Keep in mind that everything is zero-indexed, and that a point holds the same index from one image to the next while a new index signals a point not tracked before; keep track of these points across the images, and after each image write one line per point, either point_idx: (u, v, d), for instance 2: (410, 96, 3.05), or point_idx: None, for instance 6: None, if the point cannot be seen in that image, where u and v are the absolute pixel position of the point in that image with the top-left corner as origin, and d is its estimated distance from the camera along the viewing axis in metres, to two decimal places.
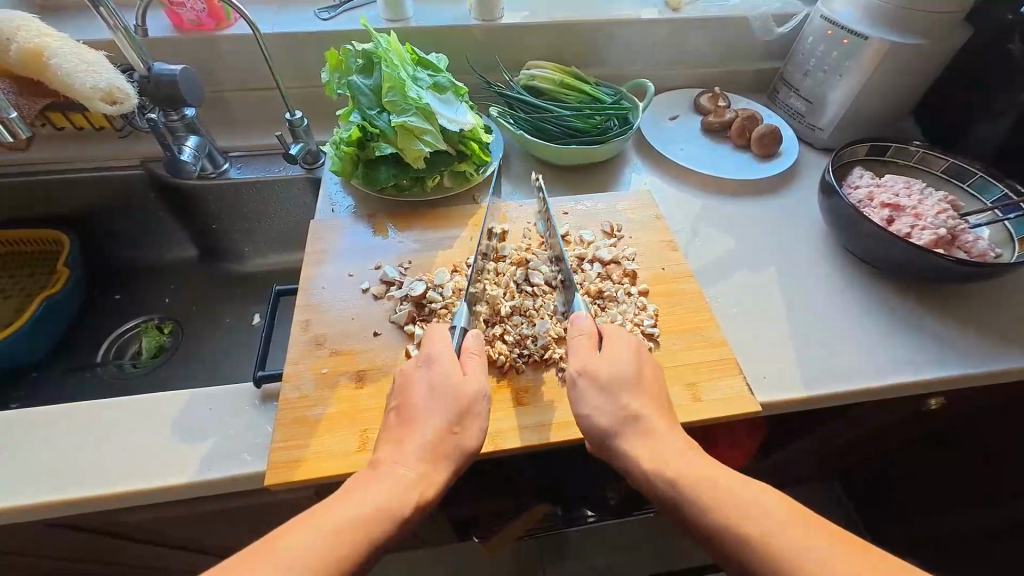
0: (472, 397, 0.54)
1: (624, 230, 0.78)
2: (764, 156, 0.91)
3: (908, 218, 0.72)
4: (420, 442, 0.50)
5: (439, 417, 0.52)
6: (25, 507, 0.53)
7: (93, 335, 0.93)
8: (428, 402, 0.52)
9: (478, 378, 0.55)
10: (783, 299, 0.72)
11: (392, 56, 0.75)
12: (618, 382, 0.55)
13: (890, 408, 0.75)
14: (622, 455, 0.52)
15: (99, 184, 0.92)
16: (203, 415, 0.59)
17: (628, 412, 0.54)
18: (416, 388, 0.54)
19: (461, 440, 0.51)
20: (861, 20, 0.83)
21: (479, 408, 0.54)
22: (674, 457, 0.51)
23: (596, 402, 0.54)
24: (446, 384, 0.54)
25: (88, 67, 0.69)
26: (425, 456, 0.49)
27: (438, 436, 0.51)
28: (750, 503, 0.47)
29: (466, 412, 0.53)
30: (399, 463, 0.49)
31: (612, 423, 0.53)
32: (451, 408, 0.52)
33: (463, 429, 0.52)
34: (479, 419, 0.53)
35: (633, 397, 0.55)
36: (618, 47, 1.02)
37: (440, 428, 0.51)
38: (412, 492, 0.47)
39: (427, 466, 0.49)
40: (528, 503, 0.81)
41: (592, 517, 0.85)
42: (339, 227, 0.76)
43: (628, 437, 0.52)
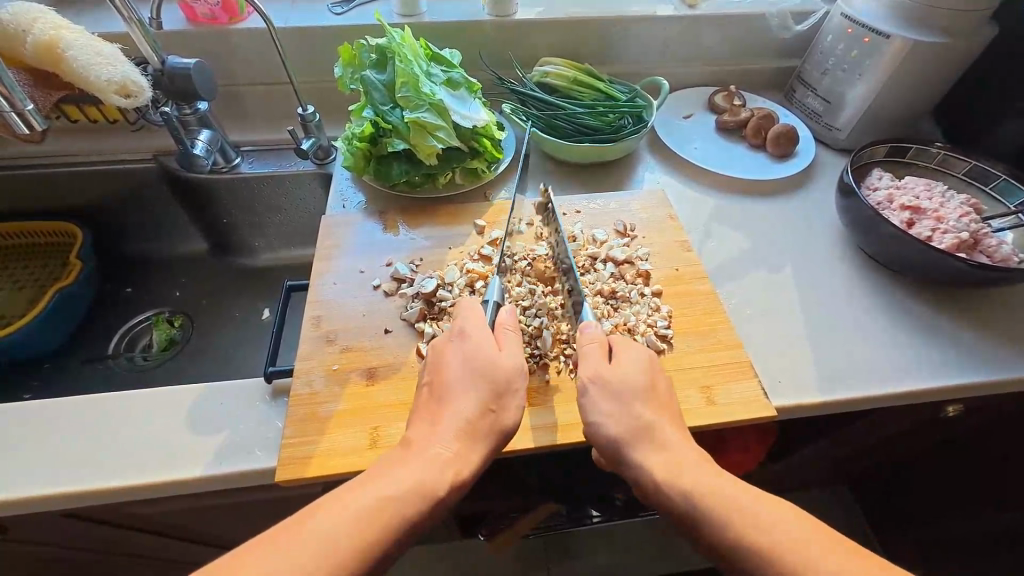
0: (511, 373, 0.54)
1: (637, 229, 0.77)
2: (780, 156, 0.90)
3: (929, 221, 0.70)
4: (457, 416, 0.50)
5: (476, 393, 0.52)
6: (39, 497, 0.53)
7: (105, 327, 0.94)
8: (464, 377, 0.53)
9: (514, 354, 0.55)
10: (798, 301, 0.71)
11: (406, 52, 0.74)
12: (630, 390, 0.54)
13: (904, 414, 0.74)
14: (632, 465, 0.51)
15: (111, 177, 0.92)
16: (215, 408, 0.59)
17: (640, 422, 0.52)
18: (450, 362, 0.54)
19: (498, 419, 0.51)
20: (882, 18, 0.81)
21: (518, 385, 0.54)
22: (689, 468, 0.49)
23: (606, 411, 0.53)
24: (480, 357, 0.54)
25: (102, 60, 0.69)
26: (460, 434, 0.49)
27: (475, 413, 0.51)
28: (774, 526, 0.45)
29: (503, 389, 0.53)
30: (435, 443, 0.49)
31: (621, 434, 0.52)
32: (489, 382, 0.53)
33: (500, 406, 0.52)
34: (517, 396, 0.53)
35: (646, 407, 0.54)
36: (632, 44, 1.01)
37: (476, 403, 0.51)
38: (447, 471, 0.47)
39: (463, 444, 0.49)
40: (535, 502, 0.81)
41: (598, 516, 0.85)
42: (352, 222, 0.76)
43: (640, 447, 0.51)
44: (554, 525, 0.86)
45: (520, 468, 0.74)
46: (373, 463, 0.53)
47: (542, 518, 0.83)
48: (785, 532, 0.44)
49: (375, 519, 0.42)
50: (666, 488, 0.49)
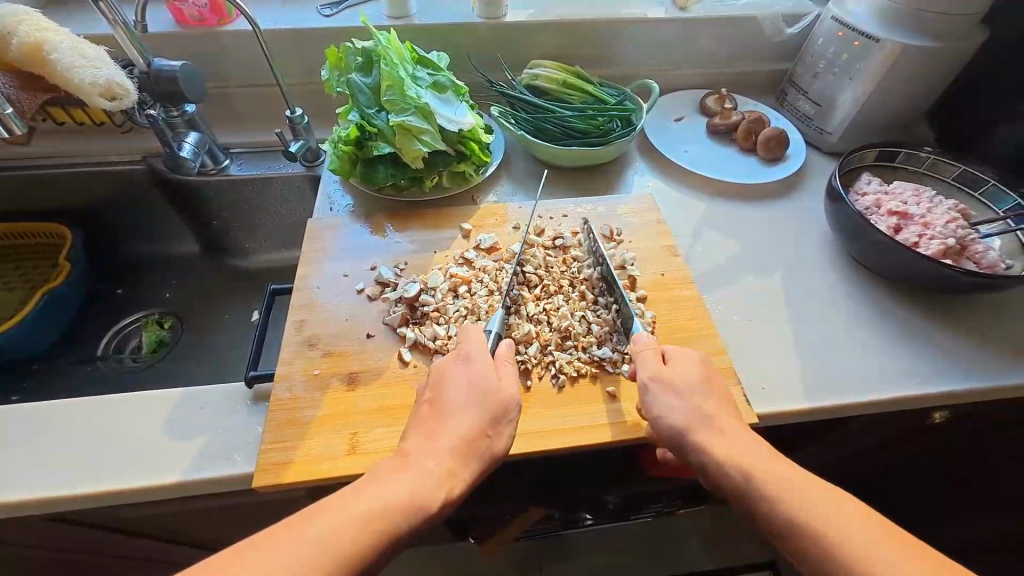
0: (507, 402, 0.53)
1: (624, 234, 0.77)
2: (771, 160, 0.89)
3: (916, 227, 0.70)
4: (452, 436, 0.49)
5: (473, 415, 0.51)
6: (19, 501, 0.53)
7: (95, 329, 0.94)
8: (465, 400, 0.52)
9: (513, 384, 0.54)
10: (788, 308, 0.71)
11: (392, 55, 0.74)
12: (689, 386, 0.54)
13: (894, 418, 0.73)
14: (696, 450, 0.51)
15: (99, 178, 0.92)
16: (197, 412, 0.59)
17: (704, 413, 0.53)
18: (452, 385, 0.53)
19: (491, 444, 0.50)
20: (873, 22, 0.81)
21: (514, 415, 0.53)
22: (756, 456, 0.50)
23: (667, 404, 0.53)
24: (481, 384, 0.53)
25: (87, 63, 0.69)
26: (456, 452, 0.49)
27: (470, 436, 0.50)
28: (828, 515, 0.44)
29: (500, 416, 0.52)
30: (429, 457, 0.48)
31: (686, 424, 0.52)
32: (487, 407, 0.52)
33: (494, 433, 0.51)
34: (511, 424, 0.52)
35: (705, 399, 0.54)
36: (624, 47, 1.00)
37: (473, 425, 0.50)
38: (438, 488, 0.46)
39: (456, 464, 0.48)
40: (525, 506, 0.80)
41: (590, 519, 0.84)
42: (339, 226, 0.76)
43: (702, 432, 0.51)
44: (549, 526, 0.85)
45: (506, 472, 0.74)
46: (351, 469, 0.53)
47: (530, 521, 0.84)
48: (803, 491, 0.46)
49: (373, 524, 0.42)
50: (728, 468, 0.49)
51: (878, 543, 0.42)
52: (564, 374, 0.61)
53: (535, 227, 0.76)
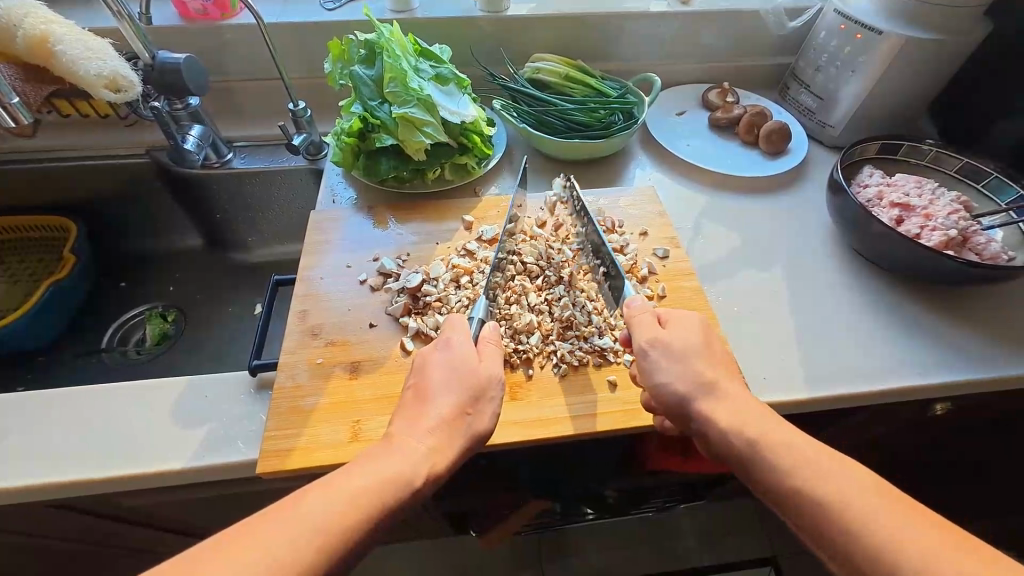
0: (488, 380, 0.54)
1: (625, 225, 0.76)
2: (773, 154, 0.89)
3: (918, 219, 0.70)
4: (434, 416, 0.50)
5: (454, 396, 0.51)
6: (23, 486, 0.54)
7: (100, 321, 0.95)
8: (446, 383, 0.52)
9: (494, 365, 0.55)
10: (790, 301, 0.71)
11: (395, 48, 0.74)
12: (690, 350, 0.54)
13: (893, 412, 0.73)
14: (700, 417, 0.51)
15: (105, 171, 0.93)
16: (200, 401, 0.59)
17: (704, 379, 0.52)
18: (434, 367, 0.53)
19: (473, 423, 0.51)
20: (875, 15, 0.81)
21: (494, 392, 0.53)
22: (753, 417, 0.50)
23: (670, 370, 0.53)
24: (465, 366, 0.54)
25: (92, 54, 0.70)
26: (439, 430, 0.49)
27: (452, 415, 0.50)
28: (832, 472, 0.44)
29: (481, 394, 0.53)
30: (413, 438, 0.48)
31: (689, 389, 0.52)
32: (466, 387, 0.52)
33: (475, 411, 0.52)
34: (492, 403, 0.53)
35: (706, 363, 0.54)
36: (626, 41, 1.00)
37: (453, 405, 0.51)
38: (424, 465, 0.46)
39: (440, 440, 0.49)
40: (527, 498, 0.82)
41: (590, 514, 0.86)
42: (339, 217, 0.76)
43: (705, 400, 0.51)
44: (549, 522, 0.87)
45: (506, 464, 0.75)
46: (353, 457, 0.53)
47: (531, 515, 0.85)
48: (747, 416, 0.50)
49: (361, 503, 0.42)
50: (731, 433, 0.49)
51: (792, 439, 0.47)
52: (565, 363, 0.62)
53: (535, 221, 0.77)
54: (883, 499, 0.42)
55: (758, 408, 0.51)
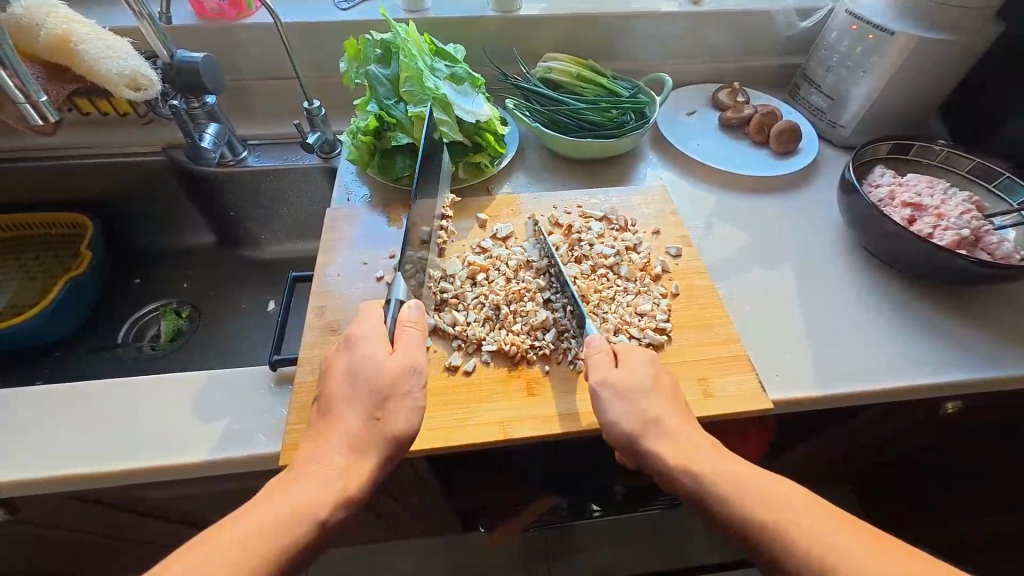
0: (400, 374, 0.51)
1: (638, 224, 0.77)
2: (782, 153, 0.90)
3: (930, 218, 0.70)
4: (343, 432, 0.49)
5: (361, 405, 0.50)
6: (51, 477, 0.55)
7: (115, 316, 0.96)
8: (350, 391, 0.51)
9: (407, 354, 0.53)
10: (801, 300, 0.71)
11: (411, 47, 0.74)
12: (638, 390, 0.55)
13: (902, 411, 0.73)
14: (647, 455, 0.52)
15: (122, 169, 0.94)
16: (220, 394, 0.60)
17: (648, 417, 0.53)
18: (338, 374, 0.52)
19: (386, 427, 0.49)
20: (887, 16, 0.81)
21: (410, 385, 0.52)
22: (697, 450, 0.51)
23: (619, 412, 0.53)
24: (368, 366, 0.51)
25: (113, 53, 0.71)
26: (349, 445, 0.48)
27: (361, 425, 0.49)
28: (776, 500, 0.47)
29: (391, 393, 0.51)
30: (322, 458, 0.47)
31: (634, 428, 0.53)
32: (373, 390, 0.50)
33: (387, 413, 0.50)
34: (408, 398, 0.51)
35: (652, 400, 0.54)
36: (636, 40, 1.01)
37: (360, 414, 0.50)
38: (335, 487, 0.46)
39: (353, 455, 0.48)
40: (534, 496, 0.83)
41: (597, 510, 0.88)
42: (355, 215, 0.77)
43: (654, 438, 0.52)
44: (557, 518, 0.89)
45: (516, 460, 0.75)
46: None
47: (539, 513, 0.87)
48: (692, 449, 0.51)
49: (251, 547, 0.42)
50: (677, 471, 0.50)
51: (734, 468, 0.50)
52: (580, 360, 0.62)
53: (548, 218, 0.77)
54: (826, 520, 0.46)
55: (702, 438, 0.53)
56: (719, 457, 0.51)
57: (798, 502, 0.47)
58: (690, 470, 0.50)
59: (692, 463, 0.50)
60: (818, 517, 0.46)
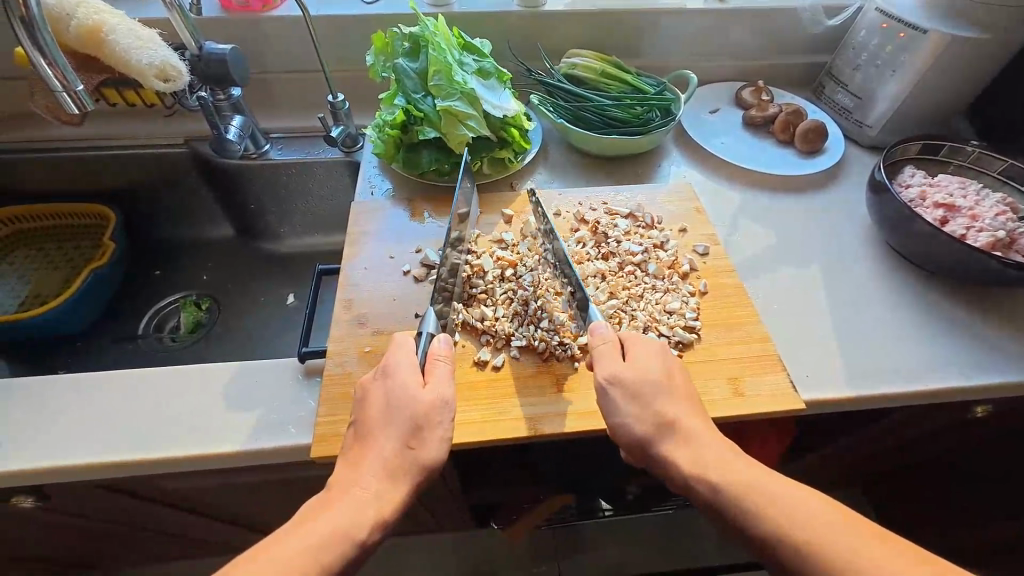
0: (433, 406, 0.51)
1: (664, 222, 0.76)
2: (808, 153, 0.89)
3: (963, 219, 0.69)
4: (377, 458, 0.48)
5: (393, 433, 0.49)
6: (83, 465, 0.55)
7: (137, 307, 0.96)
8: (383, 419, 0.50)
9: (439, 386, 0.52)
10: (828, 299, 0.71)
11: (440, 40, 0.74)
12: (649, 388, 0.54)
13: (931, 414, 0.73)
14: (657, 459, 0.51)
15: (146, 160, 0.95)
16: (249, 386, 0.61)
17: (662, 419, 0.52)
18: (373, 402, 0.51)
19: (419, 456, 0.49)
20: (919, 14, 0.80)
21: (441, 417, 0.51)
22: (710, 452, 0.51)
23: (629, 412, 0.52)
24: (401, 395, 0.51)
25: (143, 43, 0.71)
26: (382, 472, 0.48)
27: (394, 453, 0.48)
28: (795, 505, 0.47)
29: (424, 424, 0.50)
30: (356, 485, 0.47)
31: (647, 431, 0.52)
32: (406, 420, 0.50)
33: (420, 443, 0.49)
34: (440, 429, 0.50)
35: (668, 403, 0.53)
36: (660, 37, 1.00)
37: (393, 441, 0.49)
38: (367, 512, 0.45)
39: (385, 483, 0.47)
40: (547, 493, 0.83)
41: (607, 509, 0.86)
42: (380, 209, 0.77)
43: (665, 441, 0.52)
44: (565, 517, 0.88)
45: (538, 457, 0.75)
46: None
47: (550, 511, 0.87)
48: (705, 452, 0.51)
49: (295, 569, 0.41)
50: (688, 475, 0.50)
51: (749, 471, 0.50)
52: None
53: (573, 213, 0.77)
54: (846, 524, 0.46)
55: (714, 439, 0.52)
56: (732, 457, 0.51)
57: (817, 505, 0.47)
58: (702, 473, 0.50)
59: (704, 466, 0.50)
60: (838, 521, 0.46)
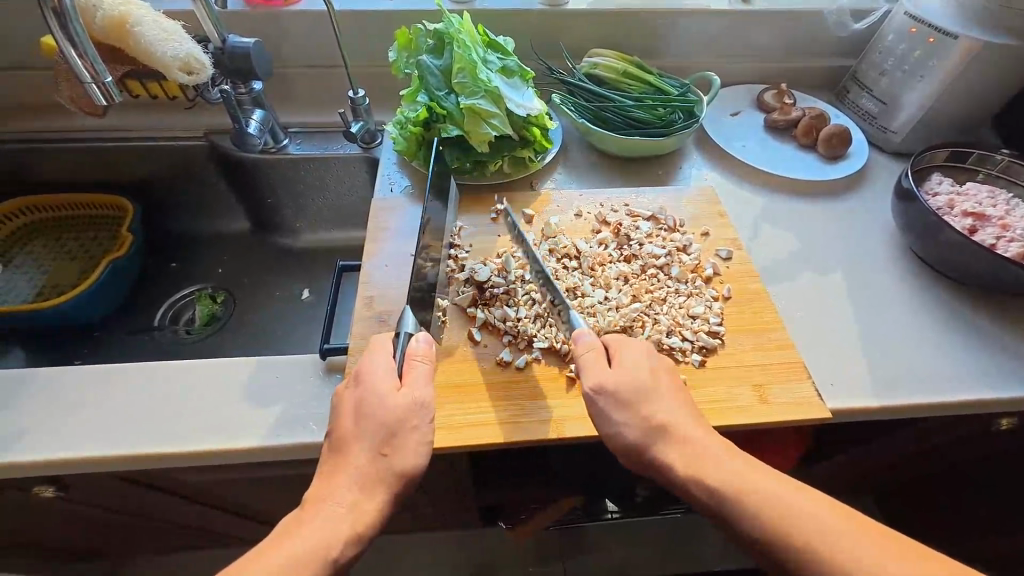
0: (407, 410, 0.50)
1: (687, 225, 0.75)
2: (831, 158, 0.88)
3: (994, 228, 0.68)
4: (352, 468, 0.47)
5: (367, 441, 0.48)
6: (104, 457, 0.55)
7: (153, 299, 0.96)
8: (357, 428, 0.49)
9: (414, 388, 0.51)
10: (853, 305, 0.70)
11: (465, 38, 0.74)
12: (639, 394, 0.53)
13: (954, 425, 0.72)
14: (656, 465, 0.50)
15: (165, 153, 0.95)
16: (271, 382, 0.60)
17: (655, 425, 0.51)
18: (347, 410, 0.50)
19: (393, 463, 0.48)
20: (950, 19, 0.79)
21: (416, 421, 0.50)
22: (713, 455, 0.50)
23: (620, 421, 0.52)
24: (375, 400, 0.50)
25: (169, 36, 0.71)
26: (358, 482, 0.47)
27: (368, 461, 0.47)
28: (803, 509, 0.46)
29: (398, 430, 0.49)
30: (332, 498, 0.46)
31: (642, 437, 0.51)
32: (379, 428, 0.49)
33: (394, 450, 0.48)
34: (416, 433, 0.49)
35: (659, 407, 0.53)
36: (684, 38, 0.99)
37: (366, 451, 0.48)
38: (343, 526, 0.45)
39: (361, 493, 0.46)
40: (556, 494, 0.81)
41: (615, 511, 0.87)
42: (399, 206, 0.77)
43: (661, 446, 0.51)
44: (574, 518, 0.88)
45: (553, 458, 0.75)
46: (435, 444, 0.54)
47: (559, 513, 0.86)
48: (708, 454, 0.50)
49: None
50: (689, 481, 0.49)
51: (755, 473, 0.49)
52: None
53: (593, 214, 0.76)
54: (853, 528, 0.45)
55: (714, 441, 0.51)
56: (736, 461, 0.50)
57: (826, 509, 0.46)
58: (707, 475, 0.49)
59: (706, 470, 0.49)
60: (846, 525, 0.45)
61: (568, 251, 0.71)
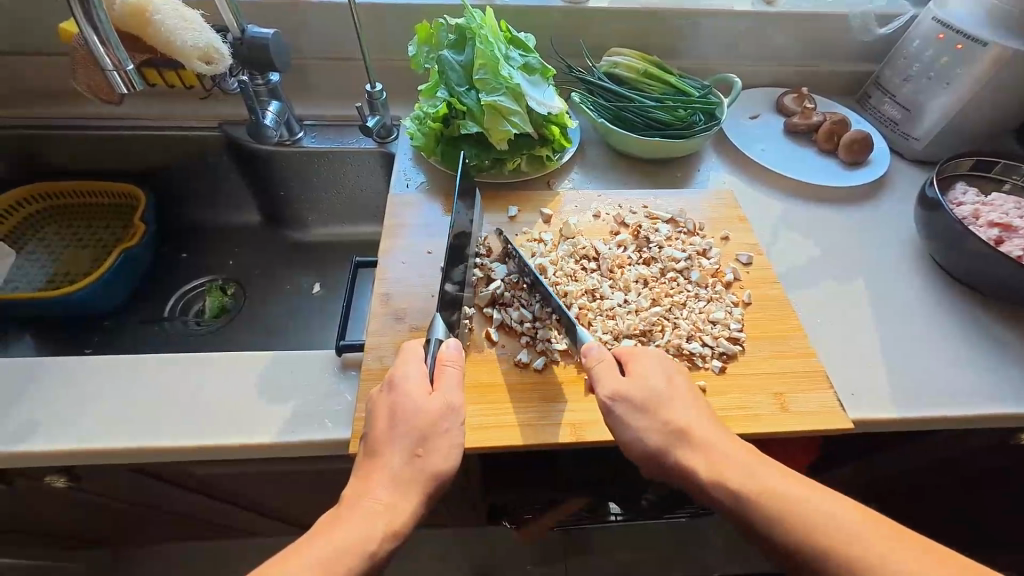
0: (439, 414, 0.49)
1: (706, 229, 0.75)
2: (852, 164, 0.87)
3: (1020, 240, 0.67)
4: (386, 469, 0.47)
5: (401, 442, 0.48)
6: (117, 448, 0.55)
7: (164, 289, 0.96)
8: (390, 431, 0.48)
9: (445, 394, 0.51)
10: (875, 313, 0.69)
11: (486, 33, 0.73)
12: (658, 401, 0.52)
13: (973, 437, 0.71)
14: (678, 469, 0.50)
15: (180, 142, 0.94)
16: (286, 377, 0.60)
17: (677, 429, 0.51)
18: (379, 413, 0.50)
19: (427, 464, 0.47)
20: (979, 26, 0.78)
21: (447, 425, 0.49)
22: (738, 461, 0.49)
23: (641, 428, 0.51)
24: (408, 402, 0.49)
25: (189, 25, 0.71)
26: (392, 481, 0.46)
27: (403, 461, 0.47)
28: (837, 517, 0.45)
29: (431, 432, 0.48)
30: (366, 497, 0.45)
31: (664, 443, 0.50)
32: (412, 430, 0.48)
33: (428, 452, 0.48)
34: (448, 435, 0.49)
35: (680, 412, 0.52)
36: (705, 39, 0.98)
37: (400, 452, 0.47)
38: (379, 524, 0.44)
39: (395, 493, 0.46)
40: (561, 497, 0.80)
41: (617, 514, 0.84)
42: (414, 203, 0.76)
43: (683, 451, 0.50)
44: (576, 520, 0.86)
45: (564, 460, 0.74)
46: None
47: (567, 514, 0.84)
48: (732, 460, 0.49)
49: None
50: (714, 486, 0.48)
51: (783, 480, 0.48)
52: None
53: (613, 215, 0.75)
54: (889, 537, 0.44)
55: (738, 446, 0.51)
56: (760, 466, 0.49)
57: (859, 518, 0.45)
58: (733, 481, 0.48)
59: (728, 477, 0.48)
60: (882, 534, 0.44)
61: (587, 252, 0.70)
